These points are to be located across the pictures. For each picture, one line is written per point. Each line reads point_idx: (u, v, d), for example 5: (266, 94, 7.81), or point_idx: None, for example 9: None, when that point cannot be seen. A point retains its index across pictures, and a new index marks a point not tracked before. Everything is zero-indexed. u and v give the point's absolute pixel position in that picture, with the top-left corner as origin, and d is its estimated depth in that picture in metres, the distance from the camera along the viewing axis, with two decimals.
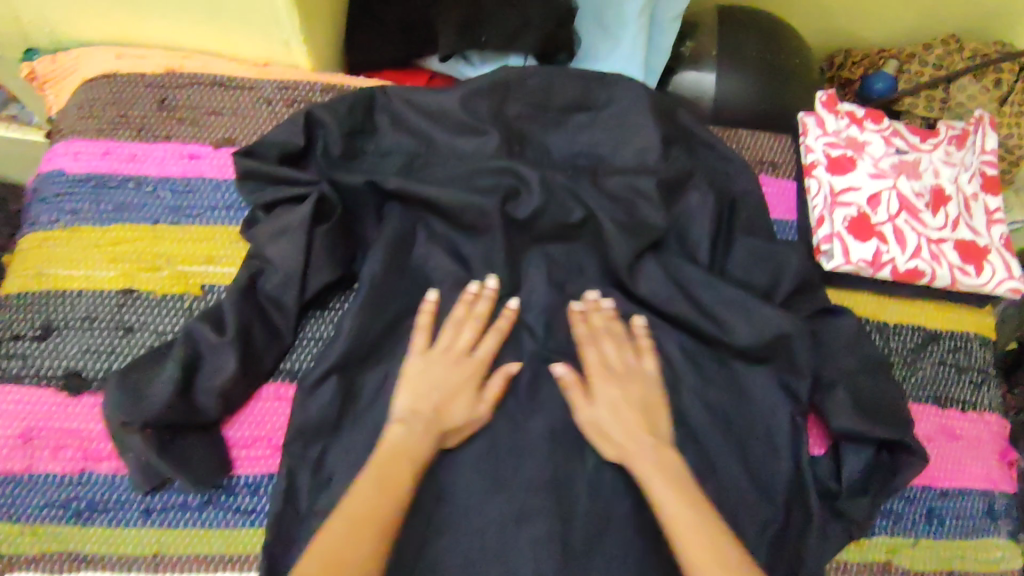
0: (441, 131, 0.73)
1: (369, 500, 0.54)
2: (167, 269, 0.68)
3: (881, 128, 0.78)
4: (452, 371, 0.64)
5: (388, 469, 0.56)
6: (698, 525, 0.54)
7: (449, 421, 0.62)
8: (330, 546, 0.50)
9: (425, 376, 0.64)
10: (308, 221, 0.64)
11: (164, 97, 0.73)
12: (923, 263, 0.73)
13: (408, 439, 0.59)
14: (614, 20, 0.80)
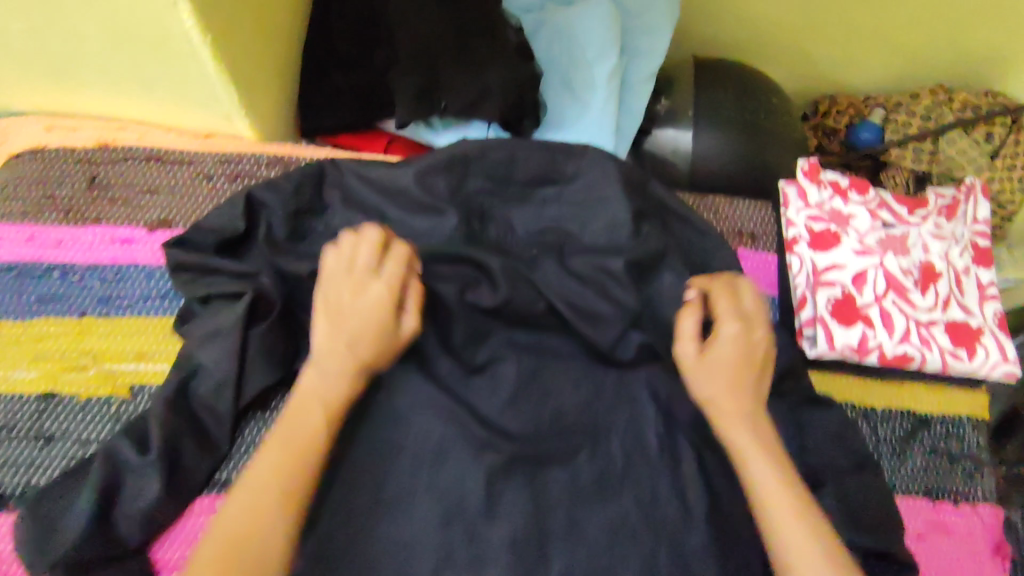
0: (395, 208, 0.67)
1: (274, 462, 0.49)
2: (93, 369, 0.63)
3: (865, 200, 0.74)
4: (356, 299, 0.55)
5: (294, 427, 0.51)
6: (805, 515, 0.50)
7: (366, 358, 0.54)
8: (231, 524, 0.47)
9: (333, 310, 0.55)
10: (240, 321, 0.59)
11: (94, 173, 0.68)
12: (913, 349, 0.68)
13: (317, 382, 0.53)
14: (583, 84, 0.75)
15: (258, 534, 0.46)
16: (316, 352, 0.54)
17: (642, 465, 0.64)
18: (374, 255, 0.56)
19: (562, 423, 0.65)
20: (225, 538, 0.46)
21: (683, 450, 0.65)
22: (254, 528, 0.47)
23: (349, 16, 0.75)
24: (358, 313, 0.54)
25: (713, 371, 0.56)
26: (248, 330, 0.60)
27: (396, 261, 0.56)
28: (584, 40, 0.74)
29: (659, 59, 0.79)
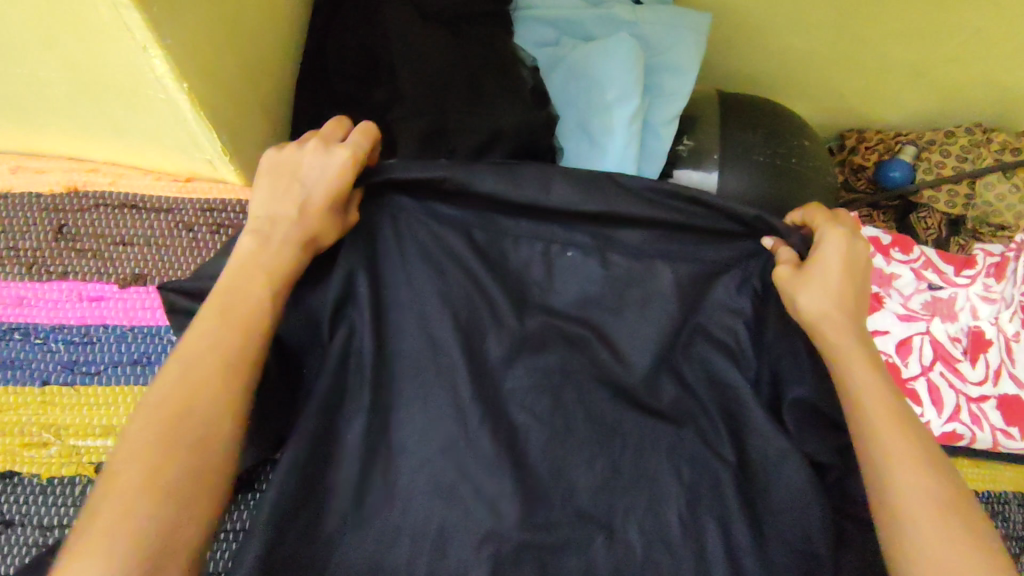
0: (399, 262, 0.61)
1: (207, 347, 0.46)
2: (57, 445, 0.57)
3: (910, 259, 0.69)
4: (311, 160, 0.52)
5: (235, 312, 0.47)
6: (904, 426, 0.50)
7: (316, 229, 0.51)
8: (165, 405, 0.43)
9: (284, 170, 0.52)
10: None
11: (63, 223, 0.61)
12: (963, 427, 0.62)
13: (256, 252, 0.50)
14: (603, 129, 0.69)
15: (191, 417, 0.43)
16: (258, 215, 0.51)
17: (668, 556, 0.55)
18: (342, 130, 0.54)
19: (577, 504, 0.56)
20: (152, 421, 0.43)
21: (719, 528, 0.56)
22: (190, 398, 0.44)
23: (347, 53, 0.69)
24: (320, 179, 0.51)
25: (819, 280, 0.56)
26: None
27: (365, 136, 0.54)
28: (605, 81, 0.69)
29: (683, 100, 0.73)
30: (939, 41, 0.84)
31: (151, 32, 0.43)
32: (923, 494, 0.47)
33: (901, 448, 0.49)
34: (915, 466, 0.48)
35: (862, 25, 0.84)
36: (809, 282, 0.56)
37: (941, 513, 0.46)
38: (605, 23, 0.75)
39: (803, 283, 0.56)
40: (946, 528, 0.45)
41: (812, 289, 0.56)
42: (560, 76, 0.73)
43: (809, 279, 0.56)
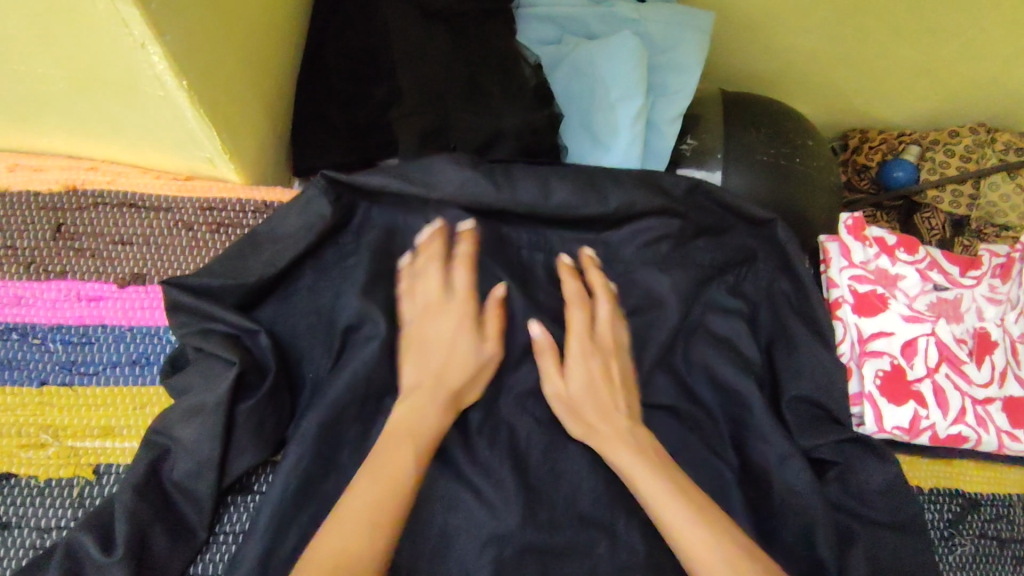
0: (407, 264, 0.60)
1: (366, 503, 0.46)
2: (55, 445, 0.56)
3: (915, 259, 0.67)
4: (427, 325, 0.56)
5: (384, 465, 0.48)
6: (685, 503, 0.49)
7: (457, 385, 0.54)
8: (329, 557, 0.43)
9: (417, 339, 0.56)
10: (223, 402, 0.51)
11: (63, 222, 0.61)
12: (969, 429, 0.62)
13: (411, 415, 0.52)
14: (605, 128, 0.69)
15: (357, 572, 0.42)
16: (409, 382, 0.54)
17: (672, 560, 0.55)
18: (444, 268, 0.57)
19: (579, 507, 0.55)
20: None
21: None
22: (359, 551, 0.43)
23: (346, 50, 0.69)
24: (446, 344, 0.55)
25: (585, 400, 0.55)
26: (233, 408, 0.52)
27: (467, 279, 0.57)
28: (607, 80, 0.68)
29: (688, 98, 0.73)
30: (943, 42, 0.84)
31: (153, 30, 0.42)
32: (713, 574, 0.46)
33: (692, 528, 0.48)
34: (657, 496, 0.50)
35: (867, 26, 0.83)
36: (572, 405, 0.55)
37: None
38: (607, 21, 0.74)
39: (574, 408, 0.55)
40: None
41: (557, 376, 0.56)
42: (563, 74, 0.72)
43: (574, 408, 0.55)
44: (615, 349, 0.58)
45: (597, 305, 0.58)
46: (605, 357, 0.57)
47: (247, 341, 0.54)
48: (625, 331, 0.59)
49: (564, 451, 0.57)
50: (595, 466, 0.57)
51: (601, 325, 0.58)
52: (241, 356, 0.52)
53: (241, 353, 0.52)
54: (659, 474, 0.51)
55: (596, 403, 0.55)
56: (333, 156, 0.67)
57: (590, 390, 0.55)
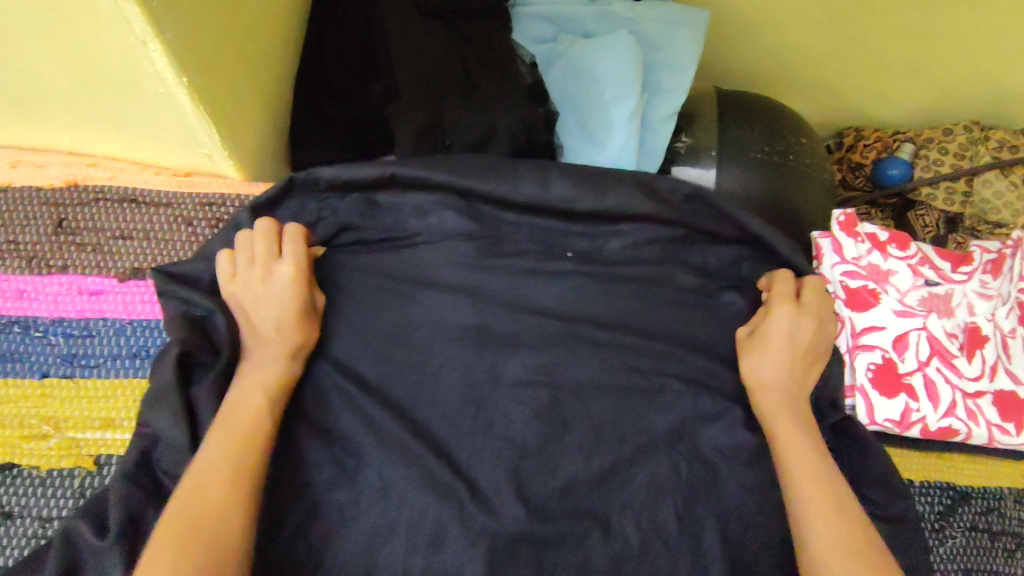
0: (404, 264, 0.63)
1: (216, 451, 0.49)
2: (56, 437, 0.57)
3: (906, 255, 0.68)
4: (257, 290, 0.55)
5: (234, 418, 0.51)
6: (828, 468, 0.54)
7: (293, 336, 0.55)
8: (191, 511, 0.46)
9: (249, 300, 0.56)
10: (173, 383, 0.53)
11: (63, 217, 0.61)
12: (959, 422, 0.62)
13: (254, 368, 0.53)
14: (600, 126, 0.69)
15: (215, 517, 0.46)
16: (248, 341, 0.56)
17: (664, 549, 0.56)
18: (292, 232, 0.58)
19: (574, 499, 0.56)
20: (176, 522, 0.46)
21: (710, 517, 0.57)
22: (212, 506, 0.47)
23: (346, 49, 0.70)
24: (274, 304, 0.55)
25: (768, 347, 0.59)
26: (188, 390, 0.54)
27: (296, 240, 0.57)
28: (603, 79, 0.69)
29: (682, 96, 0.73)
30: (939, 39, 0.85)
31: (151, 27, 0.43)
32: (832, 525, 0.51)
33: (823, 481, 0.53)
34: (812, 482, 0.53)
35: (861, 23, 0.84)
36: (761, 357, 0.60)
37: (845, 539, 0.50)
38: (604, 19, 0.75)
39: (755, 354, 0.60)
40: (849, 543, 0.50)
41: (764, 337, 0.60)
42: (559, 71, 0.73)
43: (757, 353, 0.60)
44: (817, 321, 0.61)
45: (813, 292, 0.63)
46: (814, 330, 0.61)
47: (206, 326, 0.56)
48: (837, 329, 0.62)
49: (558, 442, 0.58)
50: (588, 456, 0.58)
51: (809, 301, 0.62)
52: (188, 336, 0.54)
53: (189, 337, 0.54)
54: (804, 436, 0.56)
55: (777, 366, 0.59)
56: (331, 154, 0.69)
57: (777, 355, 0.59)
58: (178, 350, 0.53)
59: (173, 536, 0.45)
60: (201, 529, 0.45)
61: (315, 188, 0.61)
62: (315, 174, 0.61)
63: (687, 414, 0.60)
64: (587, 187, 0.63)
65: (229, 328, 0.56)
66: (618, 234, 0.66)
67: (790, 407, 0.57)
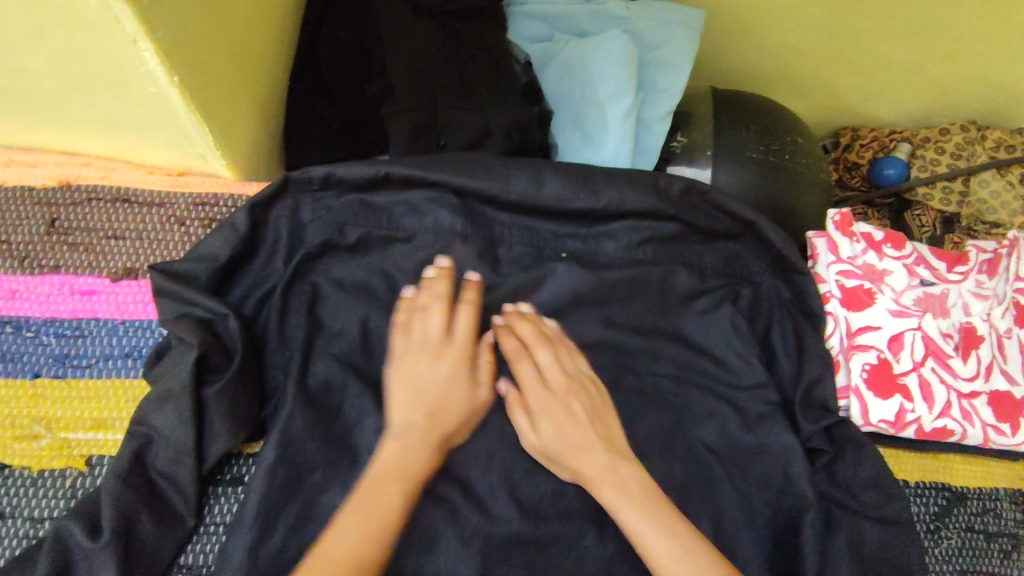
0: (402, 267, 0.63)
1: (349, 538, 0.49)
2: (47, 437, 0.56)
3: (902, 255, 0.68)
4: (438, 365, 0.58)
5: (375, 503, 0.51)
6: (668, 532, 0.52)
7: (444, 428, 0.56)
8: None
9: (407, 377, 0.58)
10: (188, 383, 0.51)
11: (56, 217, 0.62)
12: (954, 423, 0.62)
13: (400, 456, 0.53)
14: (595, 126, 0.69)
15: None
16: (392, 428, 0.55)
17: None
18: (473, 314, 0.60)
19: (567, 501, 0.56)
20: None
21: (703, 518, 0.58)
22: None
23: (338, 47, 0.69)
24: (437, 387, 0.57)
25: (552, 441, 0.56)
26: (200, 391, 0.52)
27: (469, 320, 0.60)
28: (598, 79, 0.69)
29: (675, 96, 0.73)
30: (936, 38, 0.84)
31: (144, 27, 0.43)
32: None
33: (675, 561, 0.50)
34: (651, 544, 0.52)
35: (859, 21, 0.83)
36: (551, 451, 0.57)
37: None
38: (598, 19, 0.75)
39: (551, 458, 0.57)
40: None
41: (535, 396, 0.58)
42: (553, 71, 0.72)
43: (551, 457, 0.57)
44: (579, 393, 0.59)
45: (539, 346, 0.59)
46: (575, 399, 0.58)
47: (215, 326, 0.55)
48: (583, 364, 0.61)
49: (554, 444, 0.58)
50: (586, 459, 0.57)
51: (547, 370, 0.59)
52: (205, 336, 0.53)
53: (203, 335, 0.52)
54: (643, 510, 0.53)
55: (568, 445, 0.56)
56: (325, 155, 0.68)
57: (561, 435, 0.56)
58: (194, 350, 0.52)
59: None
60: None
61: (309, 188, 0.61)
62: (310, 174, 0.61)
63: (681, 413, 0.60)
64: (581, 185, 0.63)
65: (240, 330, 0.55)
66: (611, 233, 0.65)
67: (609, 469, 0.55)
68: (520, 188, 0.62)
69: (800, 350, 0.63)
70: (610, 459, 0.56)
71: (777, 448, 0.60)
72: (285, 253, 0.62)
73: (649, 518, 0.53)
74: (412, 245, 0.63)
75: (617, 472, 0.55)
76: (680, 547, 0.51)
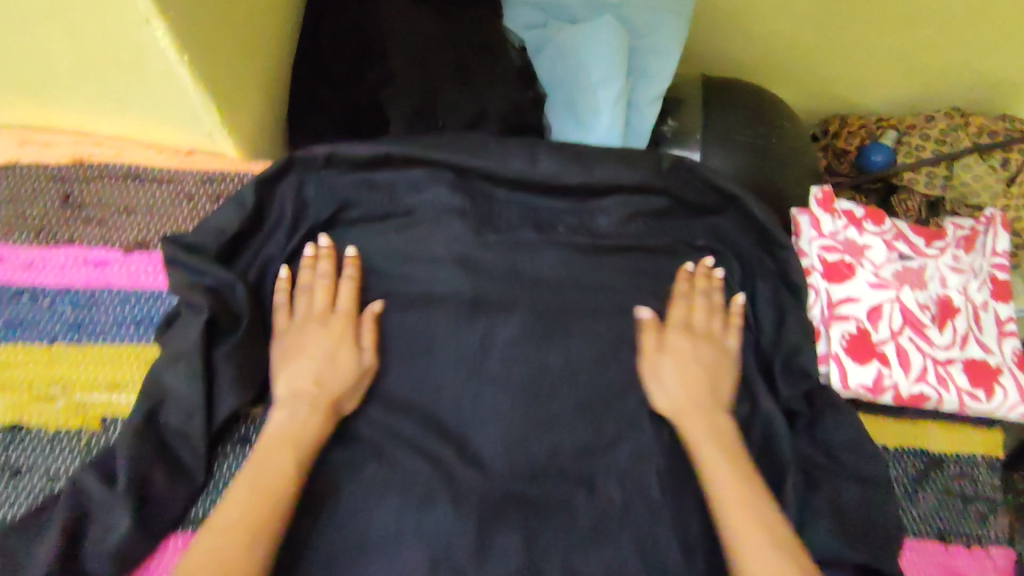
0: (402, 241, 0.66)
1: (239, 511, 0.51)
2: (64, 399, 0.59)
3: (881, 230, 0.70)
4: (319, 336, 0.61)
5: (263, 474, 0.53)
6: (744, 482, 0.56)
7: (330, 391, 0.59)
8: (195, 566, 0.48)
9: (292, 348, 0.61)
10: (198, 345, 0.54)
11: (70, 192, 0.65)
12: (929, 388, 0.65)
13: (287, 423, 0.57)
14: (587, 108, 0.71)
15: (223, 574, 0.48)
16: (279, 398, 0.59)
17: (645, 508, 0.59)
18: (331, 283, 0.63)
19: (559, 461, 0.60)
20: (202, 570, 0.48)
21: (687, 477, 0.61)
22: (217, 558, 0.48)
23: (340, 35, 0.73)
24: (319, 354, 0.60)
25: (673, 383, 0.62)
26: (211, 352, 0.55)
27: (349, 296, 0.63)
28: (590, 62, 0.71)
29: (666, 80, 0.76)
30: (917, 27, 0.87)
31: (157, 7, 0.46)
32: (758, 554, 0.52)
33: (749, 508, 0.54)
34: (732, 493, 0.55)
35: (842, 10, 0.86)
36: (661, 386, 0.62)
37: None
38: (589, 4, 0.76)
39: (653, 392, 0.62)
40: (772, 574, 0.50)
41: (667, 359, 0.63)
42: (546, 57, 0.75)
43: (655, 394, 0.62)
44: (699, 349, 0.64)
45: (704, 311, 0.66)
46: (694, 354, 0.63)
47: (224, 294, 0.57)
48: (734, 336, 0.66)
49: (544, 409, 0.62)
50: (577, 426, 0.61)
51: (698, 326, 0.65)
52: (213, 302, 0.56)
53: (213, 301, 0.55)
54: (734, 460, 0.57)
55: (687, 388, 0.62)
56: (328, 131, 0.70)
57: (688, 387, 0.62)
58: (203, 316, 0.55)
59: None
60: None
61: (315, 166, 0.65)
62: (316, 153, 0.64)
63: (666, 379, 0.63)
64: (573, 160, 0.67)
65: (248, 298, 0.57)
66: (602, 211, 0.69)
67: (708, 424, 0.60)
68: (515, 169, 0.66)
69: (781, 320, 0.66)
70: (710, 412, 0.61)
71: (759, 411, 0.63)
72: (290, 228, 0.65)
73: (738, 469, 0.57)
74: (412, 221, 0.67)
75: (713, 423, 0.60)
76: (749, 494, 0.55)
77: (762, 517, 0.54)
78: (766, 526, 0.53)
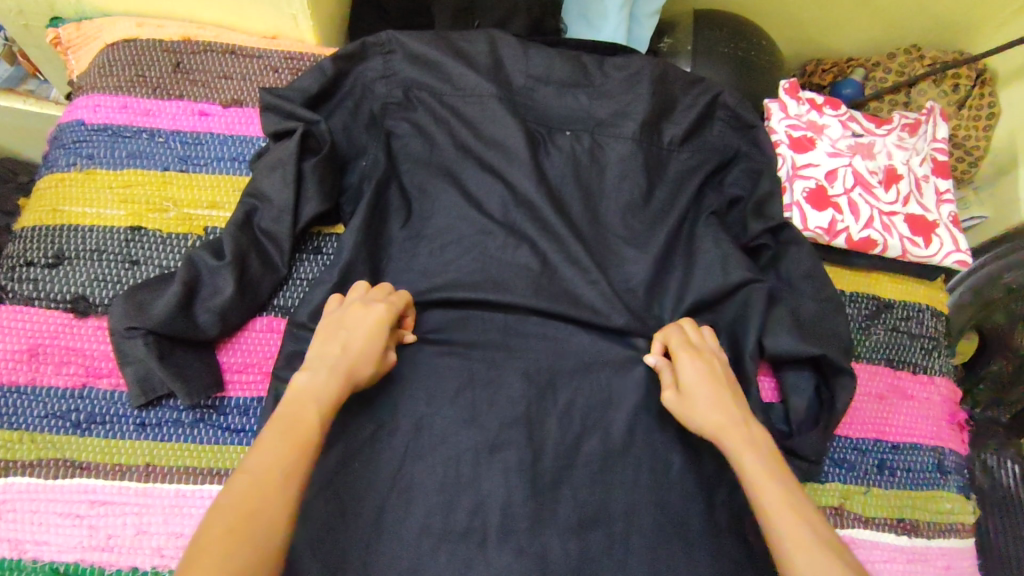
0: (450, 91, 0.77)
1: (280, 452, 0.48)
2: (174, 211, 0.74)
3: (838, 114, 0.86)
4: (361, 312, 0.62)
5: (295, 422, 0.51)
6: (786, 483, 0.53)
7: (357, 360, 0.59)
8: (236, 501, 0.45)
9: (332, 324, 0.61)
10: (294, 156, 0.69)
11: (179, 61, 0.79)
12: (876, 233, 0.80)
13: (314, 382, 0.55)
14: (598, 14, 0.86)
15: (263, 514, 0.45)
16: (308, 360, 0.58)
17: (637, 304, 0.74)
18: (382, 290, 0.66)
19: (569, 274, 0.73)
20: (227, 517, 0.44)
21: (666, 296, 0.76)
22: (260, 500, 0.45)
23: None
24: (357, 327, 0.61)
25: (702, 394, 0.62)
26: (300, 164, 0.70)
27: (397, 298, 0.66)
28: None
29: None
30: None
31: None
32: (800, 531, 0.48)
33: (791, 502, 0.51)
34: (777, 496, 0.51)
35: None
36: (689, 400, 0.62)
37: (827, 554, 0.47)
38: None
39: (687, 407, 0.62)
40: (801, 530, 0.49)
41: (333, 319, 0.62)
42: None
43: (690, 403, 0.62)
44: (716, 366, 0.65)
45: (700, 335, 0.68)
46: (715, 370, 0.64)
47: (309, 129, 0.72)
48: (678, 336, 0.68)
49: (564, 249, 0.74)
50: (586, 255, 0.74)
51: (699, 344, 0.67)
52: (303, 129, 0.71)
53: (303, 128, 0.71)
54: (769, 467, 0.55)
55: (720, 406, 0.61)
56: (383, 24, 0.89)
57: (721, 404, 0.61)
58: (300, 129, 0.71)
59: (222, 519, 0.44)
60: (253, 521, 0.44)
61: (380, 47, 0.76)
62: (383, 39, 0.75)
63: (660, 217, 0.77)
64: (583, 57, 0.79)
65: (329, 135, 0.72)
66: (626, 97, 0.79)
67: (747, 435, 0.58)
68: (539, 61, 0.78)
69: (754, 180, 0.80)
70: (745, 423, 0.59)
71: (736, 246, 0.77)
72: (357, 97, 0.77)
73: (778, 474, 0.54)
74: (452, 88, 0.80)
75: (742, 425, 0.59)
76: (796, 497, 0.52)
77: (812, 521, 0.50)
78: (816, 525, 0.49)
